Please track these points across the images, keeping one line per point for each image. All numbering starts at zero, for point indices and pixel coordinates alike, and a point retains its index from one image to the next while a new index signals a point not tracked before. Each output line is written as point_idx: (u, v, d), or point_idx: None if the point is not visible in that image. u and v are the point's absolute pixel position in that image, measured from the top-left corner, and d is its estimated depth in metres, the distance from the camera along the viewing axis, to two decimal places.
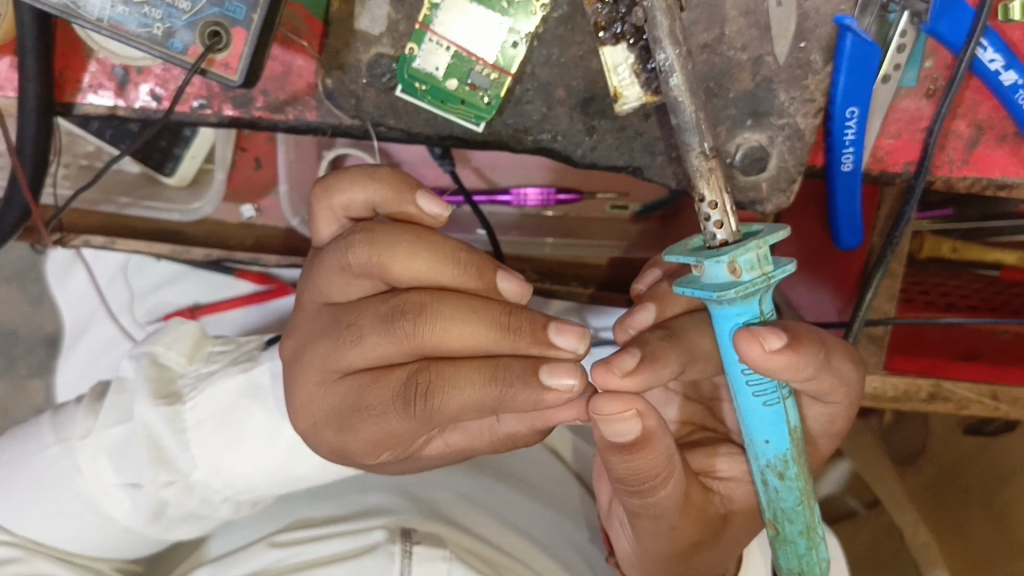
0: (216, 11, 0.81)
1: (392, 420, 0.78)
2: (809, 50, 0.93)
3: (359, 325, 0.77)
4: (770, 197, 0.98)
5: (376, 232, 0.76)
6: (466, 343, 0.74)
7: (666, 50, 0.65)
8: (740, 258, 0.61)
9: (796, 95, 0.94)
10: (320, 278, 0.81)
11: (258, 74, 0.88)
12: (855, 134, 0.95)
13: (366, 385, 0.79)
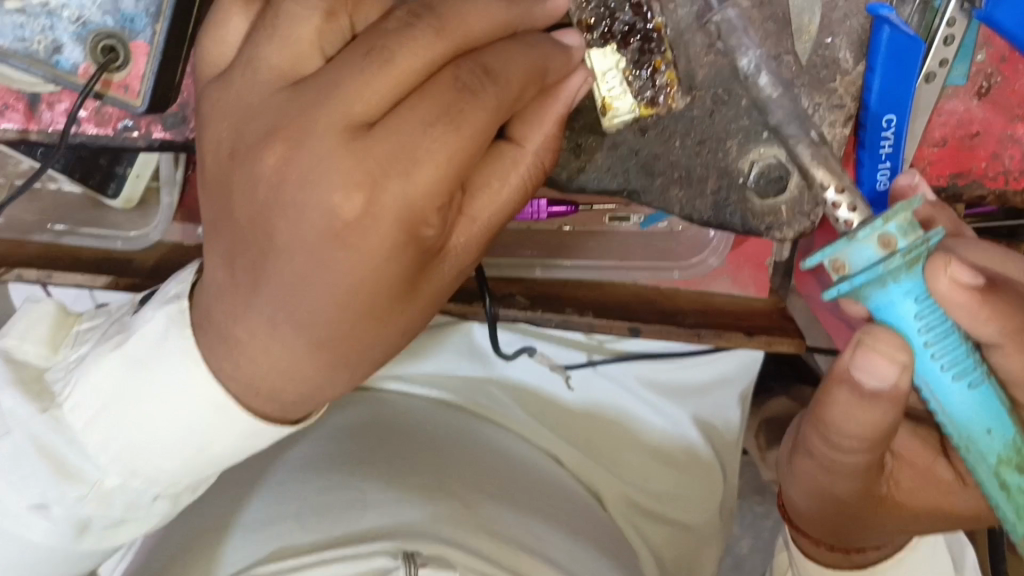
0: (110, 23, 0.81)
1: (470, 116, 0.64)
2: (836, 46, 0.90)
3: (381, 38, 0.64)
4: (791, 222, 0.96)
5: None
6: (490, 25, 0.68)
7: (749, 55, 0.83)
8: (893, 223, 0.64)
9: (823, 102, 0.92)
10: (299, 25, 0.67)
11: (166, 97, 0.87)
12: (891, 144, 0.94)
13: (418, 116, 0.63)
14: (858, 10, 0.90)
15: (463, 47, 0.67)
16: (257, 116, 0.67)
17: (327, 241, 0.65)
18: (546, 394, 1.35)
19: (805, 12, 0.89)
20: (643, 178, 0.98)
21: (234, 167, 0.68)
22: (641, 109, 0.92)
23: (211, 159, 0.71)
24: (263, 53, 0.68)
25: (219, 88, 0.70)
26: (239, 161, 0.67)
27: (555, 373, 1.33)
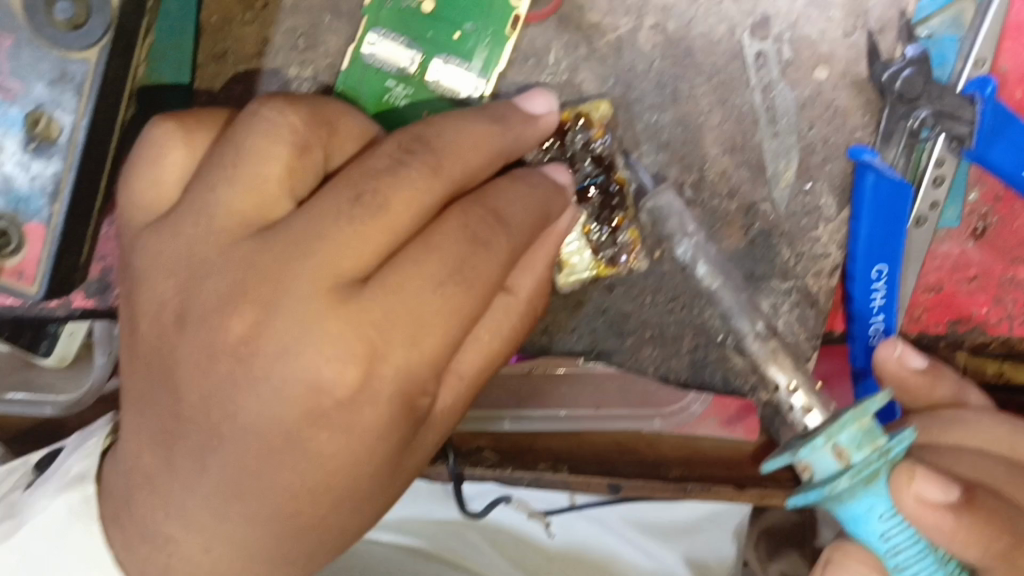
0: (1, 203, 0.76)
1: (481, 267, 0.62)
2: (817, 192, 0.91)
3: (373, 181, 0.61)
4: None
5: (298, 102, 0.66)
6: (485, 158, 0.67)
7: (681, 242, 0.89)
8: (841, 438, 0.62)
9: (804, 251, 0.93)
10: (265, 162, 0.62)
11: (64, 280, 0.81)
12: (883, 296, 0.91)
13: (424, 276, 0.60)
14: (840, 155, 0.90)
15: (462, 184, 0.65)
16: (214, 276, 0.61)
17: (301, 424, 0.60)
18: (523, 541, 1.23)
19: (780, 158, 0.91)
20: (614, 338, 0.97)
21: (182, 332, 0.61)
22: (600, 267, 0.92)
23: (147, 315, 0.64)
24: (216, 198, 0.62)
25: (160, 235, 0.63)
26: (194, 320, 0.61)
27: (534, 520, 1.22)
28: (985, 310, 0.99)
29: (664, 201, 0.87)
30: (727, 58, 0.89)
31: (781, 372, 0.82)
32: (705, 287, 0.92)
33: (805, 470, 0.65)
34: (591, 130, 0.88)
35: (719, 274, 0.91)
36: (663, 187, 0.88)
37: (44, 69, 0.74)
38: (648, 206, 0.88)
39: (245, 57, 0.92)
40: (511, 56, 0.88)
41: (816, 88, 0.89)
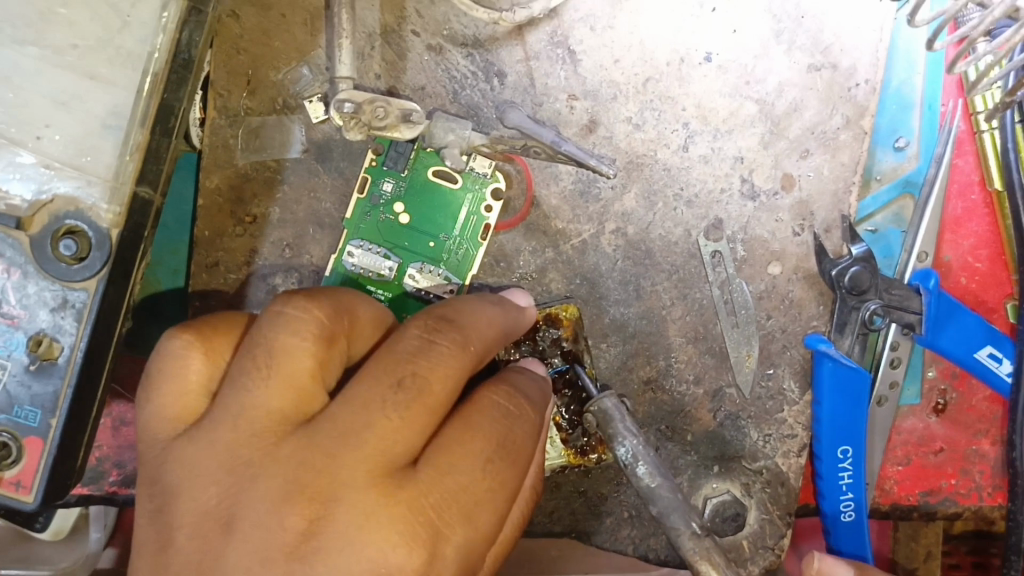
0: (4, 417, 0.80)
1: (519, 441, 0.66)
2: (779, 377, 0.97)
3: (409, 364, 0.63)
4: (756, 557, 0.99)
5: (315, 291, 0.67)
6: (493, 332, 0.71)
7: (624, 444, 0.88)
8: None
9: (771, 433, 0.98)
10: (297, 356, 0.62)
11: (66, 481, 0.83)
12: (849, 475, 0.97)
13: (476, 453, 0.63)
14: (797, 342, 0.97)
15: (479, 357, 0.68)
16: (260, 477, 0.59)
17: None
18: None
19: (742, 346, 0.96)
20: (593, 521, 0.99)
21: (227, 539, 0.59)
22: (570, 456, 0.94)
23: (180, 532, 0.61)
24: (255, 396, 0.62)
25: (192, 445, 0.62)
26: (241, 528, 0.58)
27: None
28: (952, 483, 1.05)
29: (612, 406, 0.88)
30: (685, 257, 0.95)
31: (715, 569, 0.85)
32: (642, 485, 0.89)
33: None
34: (559, 329, 0.93)
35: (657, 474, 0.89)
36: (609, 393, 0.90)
37: (47, 297, 0.79)
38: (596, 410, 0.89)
39: (235, 265, 0.95)
40: (483, 260, 0.94)
41: (770, 282, 0.96)
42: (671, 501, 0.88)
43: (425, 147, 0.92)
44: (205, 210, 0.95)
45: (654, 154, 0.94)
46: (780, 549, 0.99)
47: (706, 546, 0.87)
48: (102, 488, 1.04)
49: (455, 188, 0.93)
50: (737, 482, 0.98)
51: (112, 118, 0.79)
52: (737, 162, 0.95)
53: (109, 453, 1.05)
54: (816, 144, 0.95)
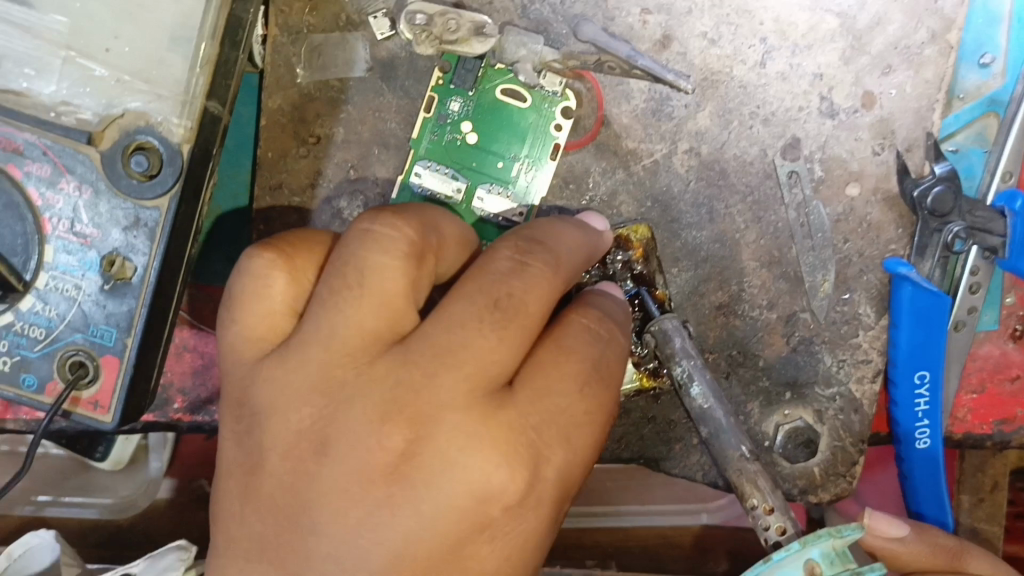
0: (79, 336, 0.80)
1: (609, 369, 0.68)
2: (856, 301, 0.95)
3: (501, 285, 0.64)
4: (827, 484, 0.98)
5: (404, 210, 0.68)
6: (580, 255, 0.72)
7: (681, 363, 0.88)
8: (818, 548, 0.73)
9: (845, 358, 0.97)
10: (389, 276, 0.63)
11: (138, 406, 0.84)
12: (926, 402, 0.95)
13: (567, 377, 0.65)
14: (875, 266, 0.95)
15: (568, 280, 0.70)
16: (357, 398, 0.62)
17: (470, 535, 0.61)
18: None
19: (817, 271, 0.95)
20: (660, 446, 0.99)
21: (324, 458, 0.62)
22: (642, 379, 0.94)
23: (273, 453, 0.63)
24: (348, 315, 0.63)
25: (285, 365, 0.64)
26: (338, 446, 0.61)
27: None
28: None
29: (672, 327, 0.88)
30: (760, 178, 0.93)
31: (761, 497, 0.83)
32: (697, 407, 0.89)
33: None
34: (630, 252, 0.92)
35: (713, 396, 0.88)
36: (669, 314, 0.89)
37: (119, 216, 0.79)
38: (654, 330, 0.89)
39: (299, 188, 0.94)
40: (552, 181, 0.92)
41: (848, 204, 0.94)
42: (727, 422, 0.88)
43: (494, 65, 0.90)
44: (269, 130, 0.93)
45: (729, 70, 0.92)
46: (851, 476, 0.98)
47: (754, 469, 0.86)
48: (166, 415, 1.03)
49: (524, 106, 0.90)
50: (810, 409, 0.97)
51: (179, 31, 0.78)
52: (816, 79, 0.92)
53: (172, 379, 1.03)
54: (899, 59, 0.92)
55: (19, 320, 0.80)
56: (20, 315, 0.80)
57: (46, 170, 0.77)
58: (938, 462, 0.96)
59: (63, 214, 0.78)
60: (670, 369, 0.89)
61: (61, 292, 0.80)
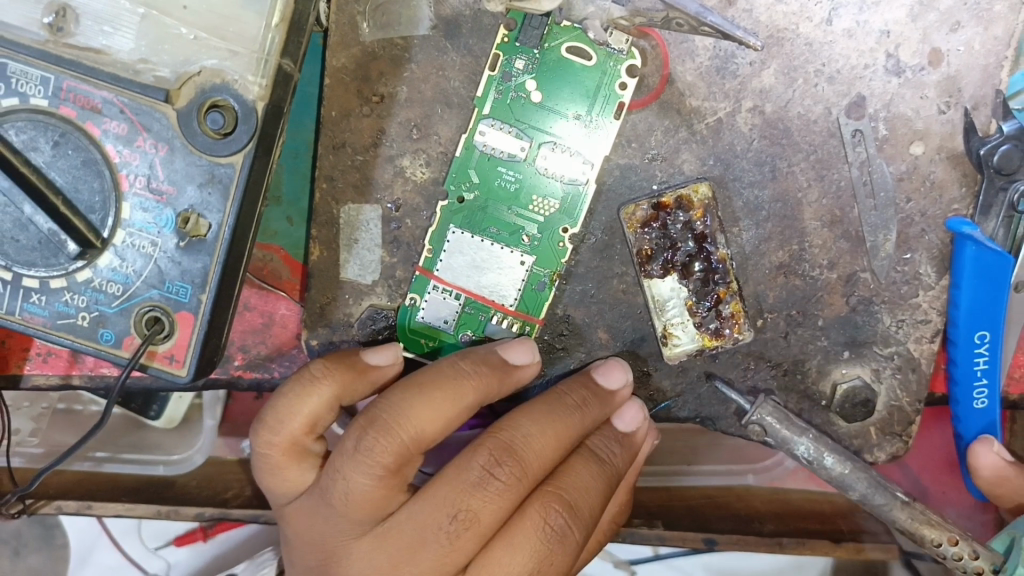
0: (155, 292, 0.82)
1: (568, 543, 0.75)
2: (917, 261, 0.95)
3: (464, 499, 0.73)
4: (882, 443, 0.99)
5: (395, 400, 0.76)
6: (558, 456, 0.79)
7: (747, 332, 0.97)
8: None
9: (905, 318, 0.97)
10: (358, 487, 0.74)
11: (210, 361, 0.86)
12: (986, 360, 0.95)
13: (524, 555, 0.73)
14: (937, 226, 0.94)
15: (538, 474, 0.77)
16: (354, 555, 0.75)
17: None
18: None
19: (879, 231, 0.94)
20: (718, 406, 0.99)
21: None
22: (704, 340, 0.96)
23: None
24: (341, 510, 0.75)
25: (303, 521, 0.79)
26: None
27: (620, 568, 1.42)
28: None
29: (769, 416, 0.92)
30: (824, 136, 0.93)
31: (939, 533, 0.90)
32: (833, 474, 0.92)
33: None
34: (690, 212, 0.94)
35: (847, 460, 0.92)
36: (764, 400, 0.93)
37: (194, 173, 0.80)
38: (756, 422, 0.92)
39: (362, 146, 0.95)
40: (614, 139, 0.93)
41: (912, 163, 0.93)
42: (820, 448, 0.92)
43: (559, 22, 0.91)
44: (332, 89, 0.94)
45: (796, 27, 0.91)
46: (907, 436, 0.98)
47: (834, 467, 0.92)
48: (228, 371, 1.04)
49: (588, 64, 0.91)
50: (867, 367, 0.98)
51: None
52: (883, 36, 0.91)
53: (233, 337, 1.04)
54: (968, 16, 0.91)
55: (96, 276, 0.81)
56: (97, 271, 0.81)
57: (123, 128, 0.79)
58: (994, 421, 0.96)
59: (139, 172, 0.80)
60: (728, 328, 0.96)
61: (137, 248, 0.81)
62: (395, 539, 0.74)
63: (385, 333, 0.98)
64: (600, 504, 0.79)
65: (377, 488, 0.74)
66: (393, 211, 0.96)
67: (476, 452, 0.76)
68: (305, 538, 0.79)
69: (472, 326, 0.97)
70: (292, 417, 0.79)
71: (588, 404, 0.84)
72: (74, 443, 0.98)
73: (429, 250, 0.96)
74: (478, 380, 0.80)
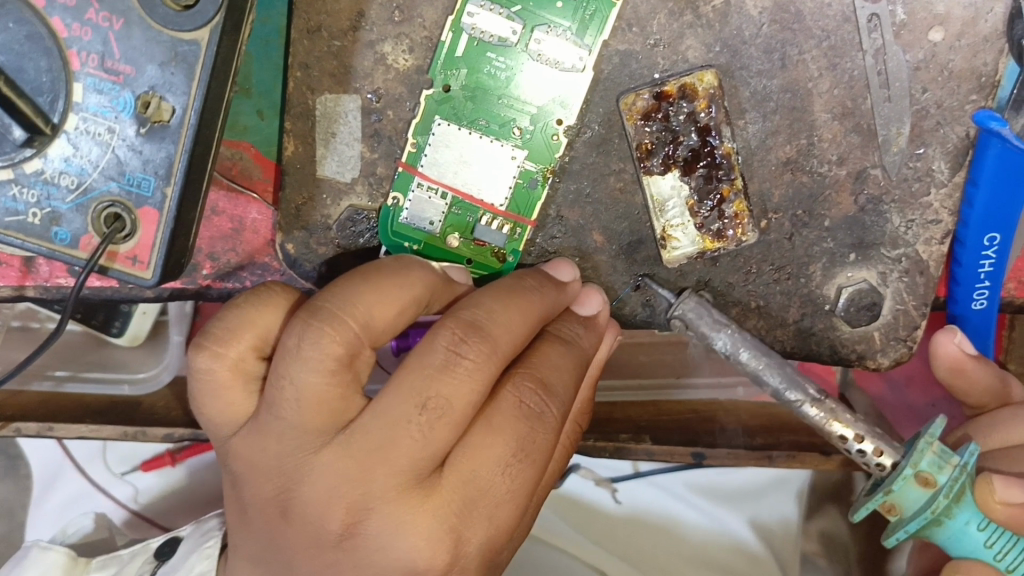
0: (114, 186, 0.74)
1: (543, 428, 0.72)
2: (931, 157, 0.89)
3: (431, 385, 0.66)
4: (886, 348, 0.95)
5: (345, 290, 0.69)
6: (526, 338, 0.74)
7: (751, 233, 0.92)
8: (917, 461, 0.76)
9: (915, 219, 0.91)
10: (305, 386, 0.67)
11: (177, 262, 0.79)
12: (992, 263, 0.91)
13: (503, 443, 0.70)
14: (953, 120, 0.88)
15: (507, 355, 0.71)
16: (315, 470, 0.68)
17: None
18: (595, 506, 1.39)
19: (892, 123, 0.88)
20: (717, 311, 0.95)
21: (288, 523, 0.71)
22: (706, 242, 0.91)
23: (255, 507, 0.73)
24: (291, 420, 0.68)
25: (250, 446, 0.71)
26: (295, 518, 0.70)
27: (602, 486, 1.39)
28: None
29: (692, 311, 0.88)
30: (838, 21, 0.86)
31: (846, 426, 0.82)
32: (750, 370, 0.86)
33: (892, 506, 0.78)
34: (694, 102, 0.88)
35: (763, 353, 0.85)
36: (686, 295, 0.89)
37: (155, 51, 0.72)
38: (677, 317, 0.89)
39: (340, 31, 0.87)
40: (615, 23, 0.86)
41: (930, 50, 0.86)
42: (750, 346, 0.86)
43: None
44: None
45: None
46: (912, 341, 0.94)
47: (787, 375, 0.85)
48: (195, 281, 0.98)
49: None
50: (874, 270, 0.93)
51: None
52: None
53: (201, 244, 0.98)
54: None
55: (47, 167, 0.74)
56: (48, 161, 0.74)
57: None
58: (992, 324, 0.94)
59: (92, 49, 0.72)
60: (730, 230, 0.91)
61: (92, 135, 0.73)
62: (362, 441, 0.67)
63: (368, 236, 0.92)
64: (574, 383, 0.76)
65: (333, 387, 0.67)
66: (374, 102, 0.89)
67: (437, 333, 0.69)
68: (257, 465, 0.71)
69: (460, 228, 0.91)
70: (252, 330, 0.72)
71: (546, 288, 0.78)
72: (28, 357, 0.91)
73: (414, 144, 0.89)
74: (427, 274, 0.75)
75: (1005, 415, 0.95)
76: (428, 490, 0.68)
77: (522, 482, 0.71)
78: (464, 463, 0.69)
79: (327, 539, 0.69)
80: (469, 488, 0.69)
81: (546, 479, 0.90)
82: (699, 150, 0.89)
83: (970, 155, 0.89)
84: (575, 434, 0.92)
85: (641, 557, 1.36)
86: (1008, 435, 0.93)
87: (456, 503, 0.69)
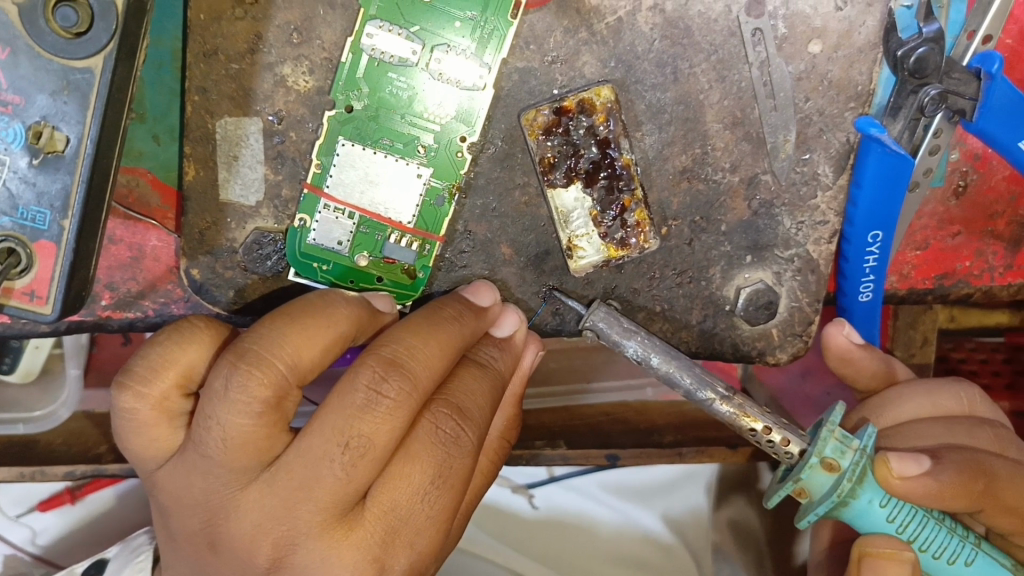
0: (7, 221, 0.72)
1: (461, 455, 0.72)
2: (816, 162, 0.94)
3: (353, 424, 0.67)
4: (784, 344, 1.00)
5: (278, 325, 0.70)
6: (448, 366, 0.75)
7: (653, 241, 0.95)
8: (821, 447, 0.80)
9: (805, 221, 0.96)
10: (230, 427, 0.66)
11: (76, 296, 0.77)
12: (876, 258, 0.97)
13: (422, 473, 0.70)
14: (835, 126, 0.93)
15: (427, 388, 0.72)
16: (242, 510, 0.68)
17: None
18: (510, 515, 1.40)
19: (779, 131, 0.92)
20: (624, 317, 0.97)
21: (217, 554, 0.71)
22: (610, 251, 0.94)
23: (185, 541, 0.73)
24: (217, 460, 0.67)
25: (176, 483, 0.71)
26: (223, 553, 0.70)
27: (519, 493, 1.41)
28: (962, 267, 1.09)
29: (602, 321, 0.89)
30: (724, 35, 0.90)
31: (754, 420, 0.86)
32: (662, 374, 0.89)
33: (803, 489, 0.83)
34: (593, 116, 0.91)
35: (672, 355, 0.88)
36: (597, 306, 0.90)
37: (46, 79, 0.70)
38: (589, 328, 0.90)
39: (237, 53, 0.86)
40: (513, 41, 0.88)
41: (811, 61, 0.91)
42: (660, 348, 0.89)
43: None
44: None
45: None
46: (808, 336, 1.00)
47: (694, 380, 0.88)
48: (93, 313, 0.95)
49: None
50: (769, 271, 0.98)
51: None
52: None
53: (98, 274, 0.95)
54: None
55: None
56: None
57: None
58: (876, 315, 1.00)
59: None
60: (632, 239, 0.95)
61: None
62: (286, 480, 0.67)
63: (274, 259, 0.91)
64: (490, 406, 0.77)
65: (260, 426, 0.67)
66: (275, 124, 0.88)
67: (359, 370, 0.69)
68: (184, 499, 0.71)
69: (367, 247, 0.91)
70: (168, 366, 0.71)
71: (464, 316, 0.79)
72: None
73: (318, 164, 0.88)
74: (352, 309, 0.75)
75: (892, 395, 1.01)
76: (351, 523, 0.68)
77: (442, 506, 0.72)
78: (385, 492, 0.70)
79: (255, 574, 0.69)
80: (391, 517, 0.70)
81: (471, 496, 0.91)
82: (598, 163, 0.92)
83: (851, 159, 0.94)
84: (503, 450, 0.94)
85: (566, 561, 1.37)
86: (896, 418, 0.99)
87: (378, 533, 0.69)
